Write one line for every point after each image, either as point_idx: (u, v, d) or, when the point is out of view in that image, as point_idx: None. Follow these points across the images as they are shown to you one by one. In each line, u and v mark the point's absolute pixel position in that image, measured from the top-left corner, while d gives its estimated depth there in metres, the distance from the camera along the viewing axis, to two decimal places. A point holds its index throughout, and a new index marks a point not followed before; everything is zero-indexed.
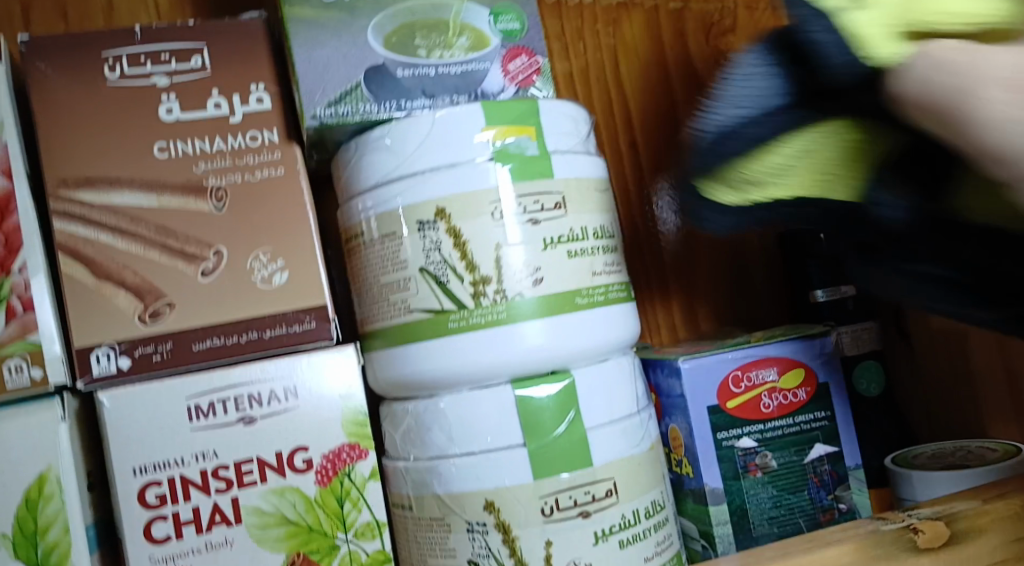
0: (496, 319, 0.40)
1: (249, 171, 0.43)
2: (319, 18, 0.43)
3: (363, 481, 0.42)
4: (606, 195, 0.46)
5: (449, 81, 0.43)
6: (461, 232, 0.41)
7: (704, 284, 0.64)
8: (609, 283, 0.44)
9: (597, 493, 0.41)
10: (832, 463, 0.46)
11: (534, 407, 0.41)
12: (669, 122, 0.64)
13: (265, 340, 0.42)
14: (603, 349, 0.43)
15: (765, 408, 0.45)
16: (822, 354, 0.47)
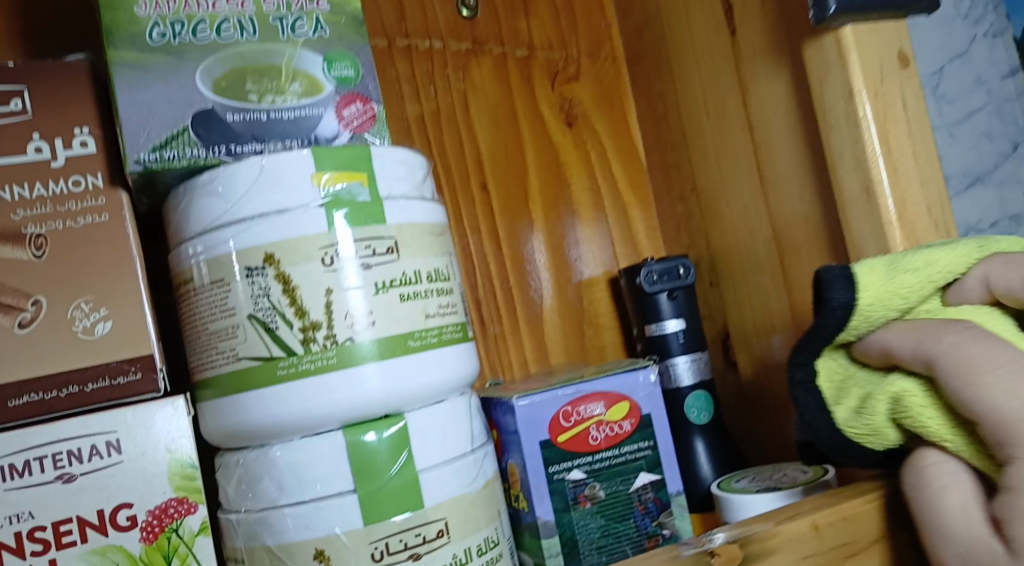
0: (327, 364, 0.41)
1: (72, 217, 0.42)
2: (144, 61, 0.42)
3: (192, 535, 0.41)
4: (439, 239, 0.46)
5: (281, 127, 0.43)
6: (291, 277, 0.41)
7: (556, 322, 0.67)
8: (443, 324, 0.45)
9: (428, 534, 0.42)
10: (655, 492, 0.49)
11: (366, 451, 0.41)
12: (516, 164, 0.67)
13: (86, 393, 0.40)
14: (438, 390, 0.44)
15: (593, 440, 0.49)
16: (646, 386, 0.50)
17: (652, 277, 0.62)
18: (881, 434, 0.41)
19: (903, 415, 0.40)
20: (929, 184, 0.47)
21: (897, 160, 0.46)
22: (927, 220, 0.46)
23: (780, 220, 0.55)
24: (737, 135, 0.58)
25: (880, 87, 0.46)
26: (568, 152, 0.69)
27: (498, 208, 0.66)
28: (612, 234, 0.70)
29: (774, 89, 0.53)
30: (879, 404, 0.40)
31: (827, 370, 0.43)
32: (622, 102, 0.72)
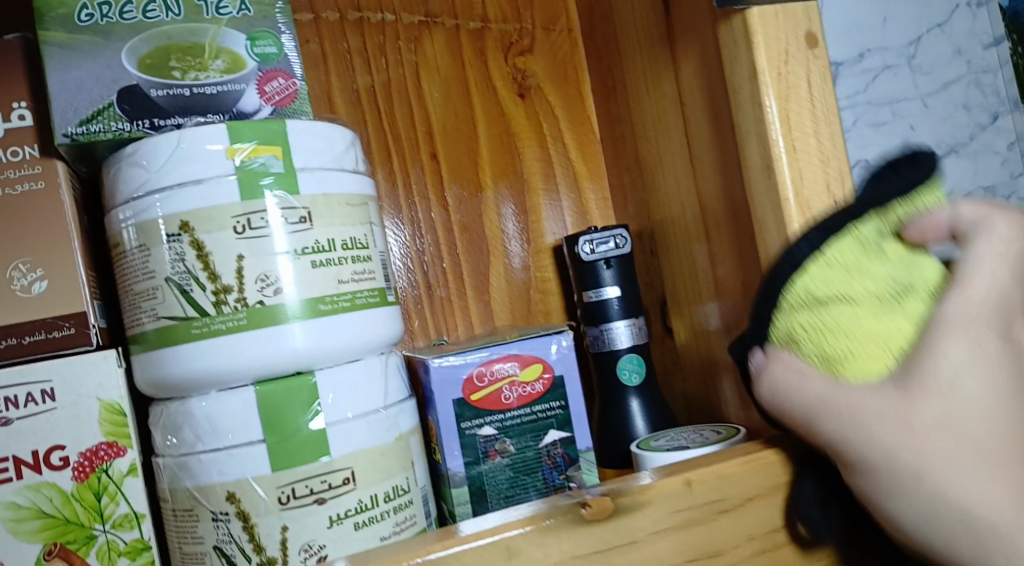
0: (238, 325, 0.44)
1: (10, 184, 0.46)
2: (73, 41, 0.45)
3: (121, 475, 0.46)
4: (360, 208, 0.49)
5: (202, 101, 0.47)
6: (204, 244, 0.44)
7: (503, 286, 0.69)
8: (357, 290, 0.47)
9: (333, 482, 0.45)
10: (565, 447, 0.52)
11: (275, 404, 0.45)
12: (467, 135, 0.69)
13: (25, 345, 0.45)
14: (352, 351, 0.47)
15: (505, 399, 0.51)
16: (560, 351, 0.53)
17: (586, 247, 0.65)
18: (811, 308, 0.39)
19: (843, 313, 0.38)
20: (831, 162, 0.48)
21: (797, 138, 0.47)
22: (827, 197, 0.47)
23: (704, 193, 0.56)
24: (671, 110, 0.59)
25: (783, 69, 0.47)
26: (520, 122, 0.71)
27: (447, 176, 0.68)
28: (563, 205, 0.72)
29: (693, 65, 0.54)
30: (845, 284, 0.38)
31: (842, 247, 0.39)
32: (577, 72, 0.73)
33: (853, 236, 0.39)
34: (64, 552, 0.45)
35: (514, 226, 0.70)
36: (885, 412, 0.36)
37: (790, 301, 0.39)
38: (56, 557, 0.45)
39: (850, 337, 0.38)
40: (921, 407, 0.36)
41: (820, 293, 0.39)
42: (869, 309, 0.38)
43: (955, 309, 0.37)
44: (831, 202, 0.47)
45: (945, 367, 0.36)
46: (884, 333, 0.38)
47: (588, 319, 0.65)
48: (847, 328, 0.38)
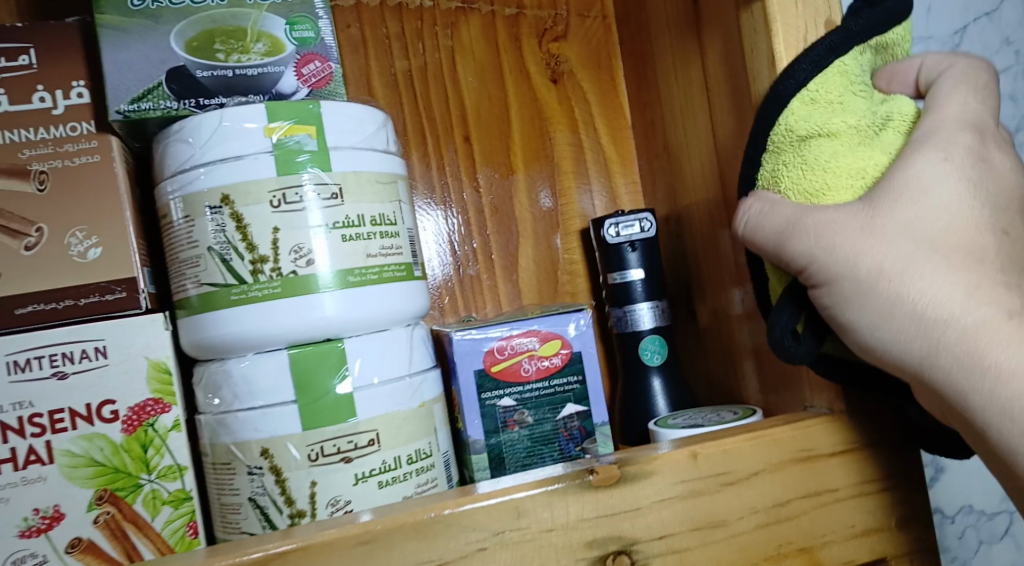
0: (272, 292, 0.47)
1: (69, 157, 0.50)
2: (125, 24, 0.49)
3: (166, 430, 0.50)
4: (389, 186, 0.51)
5: (243, 82, 0.50)
6: (243, 216, 0.47)
7: (531, 266, 0.71)
8: (384, 263, 0.50)
9: (359, 442, 0.48)
10: (581, 421, 0.54)
11: (306, 367, 0.48)
12: (499, 118, 0.71)
13: (80, 306, 0.49)
14: (379, 321, 0.50)
15: (525, 372, 0.53)
16: (578, 327, 0.55)
17: (611, 229, 0.66)
18: (796, 144, 0.43)
19: (822, 143, 0.42)
20: None
21: None
22: None
23: (727, 177, 0.57)
24: (697, 95, 0.59)
25: (801, 56, 0.47)
26: (552, 107, 0.73)
27: (480, 158, 0.70)
28: (592, 189, 0.73)
29: (717, 51, 0.55)
30: (827, 118, 0.42)
31: (826, 82, 0.43)
32: (610, 57, 0.74)
33: (838, 74, 0.43)
34: (114, 499, 0.49)
35: (544, 210, 0.72)
36: (851, 222, 0.40)
37: (777, 137, 0.43)
38: (106, 502, 0.49)
39: (828, 169, 0.42)
40: (885, 222, 0.40)
41: (805, 130, 0.43)
42: (844, 144, 0.43)
43: (921, 136, 0.42)
44: None
45: (913, 183, 0.40)
46: (859, 156, 0.42)
47: (612, 299, 0.67)
48: (829, 157, 0.42)
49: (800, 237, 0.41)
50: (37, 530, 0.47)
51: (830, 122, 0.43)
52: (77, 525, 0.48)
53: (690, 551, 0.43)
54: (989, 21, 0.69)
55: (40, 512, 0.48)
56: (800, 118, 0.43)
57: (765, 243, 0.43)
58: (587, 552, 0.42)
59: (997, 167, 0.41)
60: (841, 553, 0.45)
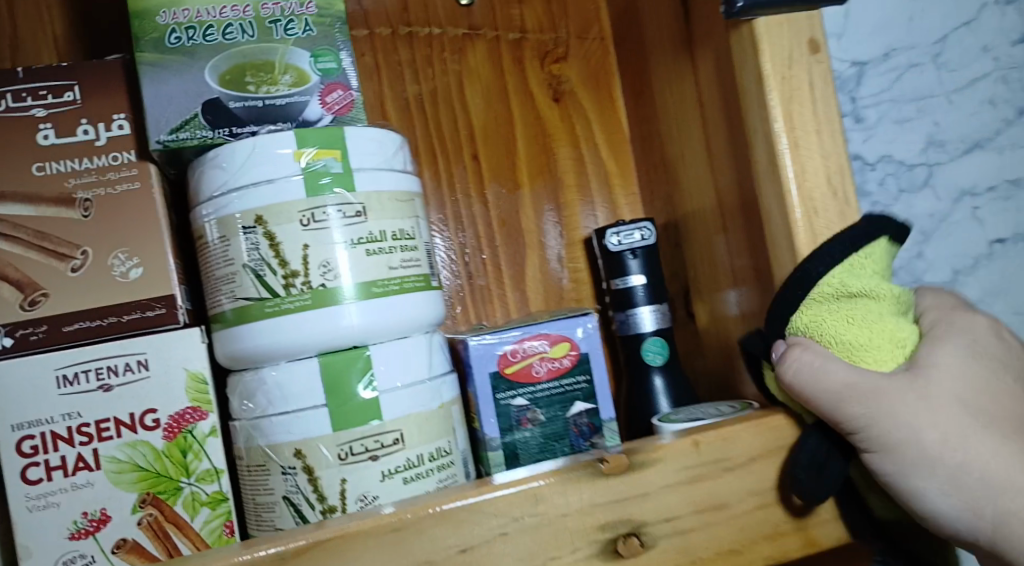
0: (304, 305, 0.51)
1: (110, 185, 0.54)
2: (163, 61, 0.53)
3: (203, 436, 0.54)
4: (407, 203, 0.56)
5: (272, 111, 0.54)
6: (275, 235, 0.51)
7: (538, 275, 0.75)
8: (406, 275, 0.54)
9: (385, 441, 0.52)
10: (589, 418, 0.58)
11: (336, 373, 0.52)
12: (506, 136, 0.76)
13: (124, 323, 0.53)
14: (402, 328, 0.54)
15: (536, 373, 0.57)
16: (585, 330, 0.59)
17: (613, 240, 0.70)
18: (840, 296, 0.48)
19: (863, 300, 0.48)
20: (833, 156, 0.52)
21: (799, 136, 0.51)
22: (825, 187, 0.51)
23: (721, 187, 0.61)
24: (692, 111, 0.64)
25: (787, 73, 0.51)
26: (555, 124, 0.77)
27: (488, 174, 0.75)
28: (595, 201, 0.77)
29: (709, 71, 0.59)
30: (867, 285, 0.49)
31: (866, 254, 0.49)
32: (609, 76, 0.78)
33: (875, 255, 0.49)
34: (156, 501, 0.52)
35: (549, 221, 0.76)
36: (907, 394, 0.45)
37: (826, 288, 0.48)
38: (150, 505, 0.52)
39: (866, 329, 0.48)
40: (934, 394, 0.45)
41: (848, 290, 0.48)
42: (871, 316, 0.48)
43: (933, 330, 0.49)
44: (831, 194, 0.51)
45: (944, 366, 0.47)
46: (891, 327, 0.48)
47: (617, 304, 0.71)
48: (869, 325, 0.48)
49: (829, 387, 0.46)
50: (85, 532, 0.51)
51: (870, 290, 0.48)
52: (123, 526, 0.52)
53: (693, 532, 0.47)
54: (968, 31, 0.84)
55: (88, 515, 0.51)
56: (847, 278, 0.48)
57: (821, 399, 0.46)
58: (599, 534, 0.45)
59: (994, 349, 0.49)
60: (832, 529, 0.49)
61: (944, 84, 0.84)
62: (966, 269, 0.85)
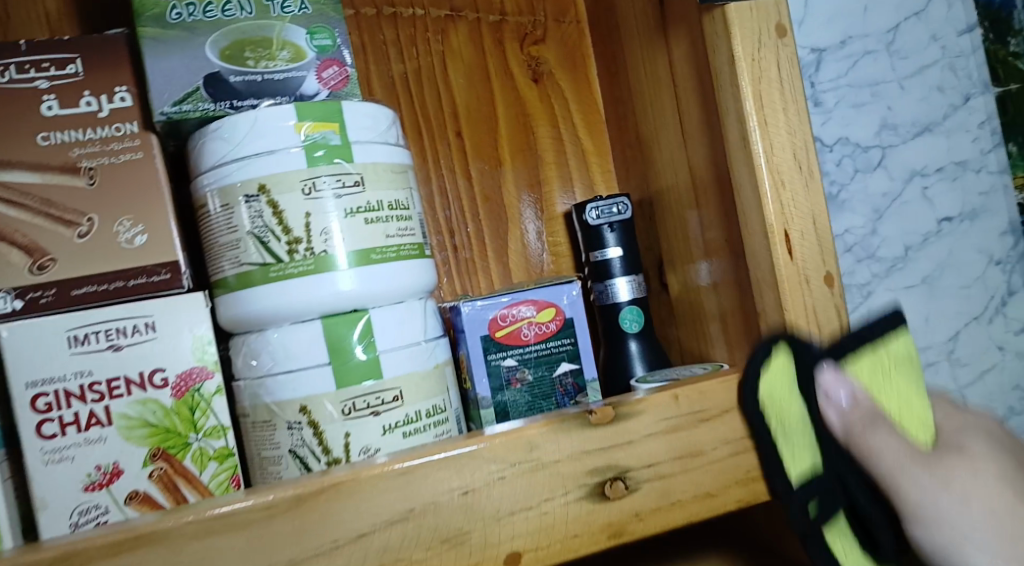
0: (306, 270, 0.54)
1: (115, 155, 0.56)
2: (165, 36, 0.55)
3: (210, 395, 0.56)
4: (401, 175, 0.59)
5: (272, 85, 0.57)
6: (278, 203, 0.54)
7: (520, 248, 0.79)
8: (401, 243, 0.57)
9: (385, 398, 0.55)
10: (574, 378, 0.62)
11: (338, 334, 0.55)
12: (488, 115, 0.79)
13: (129, 288, 0.55)
14: (399, 293, 0.57)
15: (524, 336, 0.61)
16: (570, 296, 0.62)
17: (592, 214, 0.74)
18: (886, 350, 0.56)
19: (901, 366, 0.56)
20: (799, 133, 0.56)
21: (768, 114, 0.55)
22: (792, 161, 0.55)
23: (694, 162, 0.65)
24: (665, 90, 0.68)
25: (755, 55, 0.56)
26: (534, 105, 0.81)
27: (471, 152, 0.78)
28: (573, 178, 0.81)
29: (683, 52, 0.63)
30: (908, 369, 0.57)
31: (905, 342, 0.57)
32: (584, 60, 0.82)
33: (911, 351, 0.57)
34: (166, 456, 0.55)
35: (529, 198, 0.80)
36: (954, 471, 0.52)
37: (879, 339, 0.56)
38: (160, 459, 0.54)
39: (906, 409, 0.55)
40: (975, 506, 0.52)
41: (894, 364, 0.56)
42: (910, 396, 0.55)
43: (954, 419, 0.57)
44: (797, 167, 0.56)
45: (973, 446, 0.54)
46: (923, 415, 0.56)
47: (596, 275, 0.75)
48: (911, 402, 0.55)
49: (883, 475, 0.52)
50: (99, 484, 0.53)
51: (909, 372, 0.56)
52: (134, 480, 0.54)
53: (674, 477, 0.51)
54: (918, 20, 0.92)
55: (102, 468, 0.53)
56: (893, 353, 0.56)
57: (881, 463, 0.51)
58: (588, 478, 0.49)
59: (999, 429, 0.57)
60: None
61: (895, 70, 0.91)
62: (917, 245, 0.91)
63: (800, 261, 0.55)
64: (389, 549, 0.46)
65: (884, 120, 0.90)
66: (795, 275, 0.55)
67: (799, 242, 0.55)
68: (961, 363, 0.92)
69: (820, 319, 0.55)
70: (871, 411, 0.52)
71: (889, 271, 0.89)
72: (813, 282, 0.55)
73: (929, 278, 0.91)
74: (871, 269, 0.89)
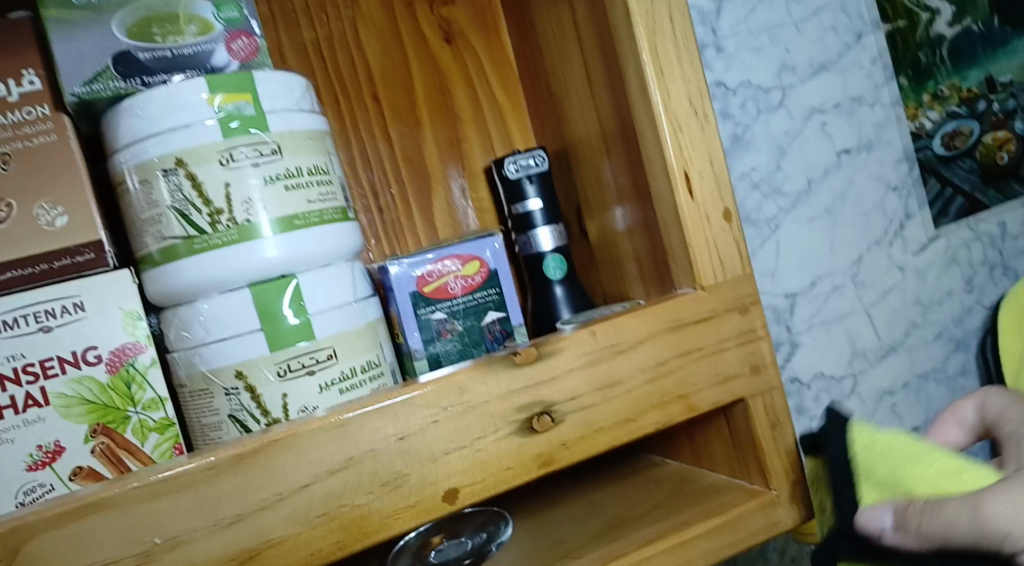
0: (231, 239, 0.55)
1: (28, 139, 0.56)
2: (72, 17, 0.55)
3: (145, 368, 0.58)
4: (319, 141, 0.60)
5: (183, 61, 0.57)
6: (197, 175, 0.55)
7: (444, 206, 0.81)
8: (323, 208, 0.59)
9: (319, 357, 0.57)
10: (501, 324, 0.65)
11: (268, 299, 0.57)
12: (404, 78, 0.80)
13: (54, 269, 0.56)
14: (326, 255, 0.59)
15: (451, 290, 0.64)
16: (492, 248, 0.65)
17: (512, 170, 0.77)
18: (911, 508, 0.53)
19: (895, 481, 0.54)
20: (693, 79, 0.60)
21: (663, 64, 0.59)
22: (688, 108, 0.59)
23: (602, 113, 0.69)
24: (571, 45, 0.70)
25: (649, 9, 0.59)
26: (449, 65, 0.82)
27: (390, 116, 0.80)
28: (493, 136, 0.84)
29: (584, 8, 0.66)
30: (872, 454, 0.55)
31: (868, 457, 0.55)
32: (494, 17, 0.84)
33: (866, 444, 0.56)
34: (107, 430, 0.56)
35: (452, 157, 0.82)
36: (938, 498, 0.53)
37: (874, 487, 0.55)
38: (101, 434, 0.56)
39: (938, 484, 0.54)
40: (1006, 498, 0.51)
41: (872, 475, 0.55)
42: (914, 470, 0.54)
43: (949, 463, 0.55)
44: (692, 112, 0.59)
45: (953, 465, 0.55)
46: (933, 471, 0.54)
47: (519, 227, 0.78)
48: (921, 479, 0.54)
49: (959, 536, 0.49)
50: (42, 463, 0.55)
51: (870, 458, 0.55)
52: (77, 456, 0.56)
53: (595, 406, 0.55)
54: None
55: (43, 447, 0.55)
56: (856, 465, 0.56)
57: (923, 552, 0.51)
58: (517, 414, 0.53)
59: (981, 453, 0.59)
60: (709, 395, 0.59)
61: (790, 13, 0.97)
62: (819, 177, 0.98)
63: (700, 201, 0.59)
64: (333, 496, 0.49)
65: (782, 62, 0.96)
66: (695, 214, 0.59)
67: (698, 183, 0.59)
68: (865, 286, 0.99)
69: (721, 252, 0.60)
70: (916, 505, 0.52)
71: (793, 205, 0.96)
72: (712, 219, 0.60)
73: (831, 208, 0.98)
74: (776, 203, 0.95)
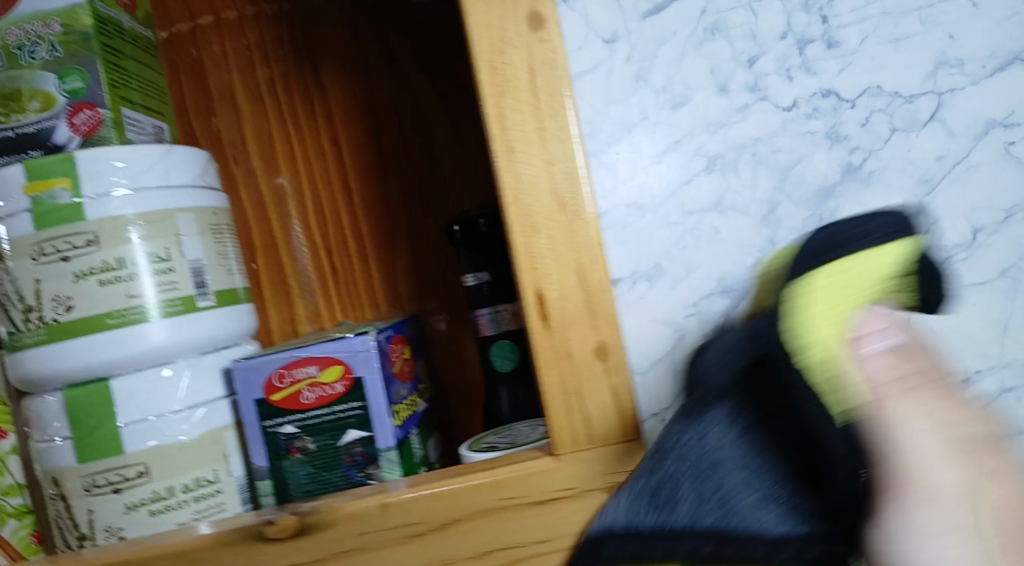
0: (41, 339, 0.51)
1: None
2: None
3: (5, 453, 0.56)
4: (168, 222, 0.53)
5: (21, 140, 0.53)
6: (13, 270, 0.51)
7: (410, 265, 0.69)
8: (151, 301, 0.51)
9: (127, 474, 0.51)
10: (364, 447, 0.53)
11: (81, 405, 0.52)
12: (369, 117, 0.69)
13: None
14: (151, 357, 0.52)
15: (305, 399, 0.53)
16: (361, 353, 0.52)
17: (456, 230, 0.62)
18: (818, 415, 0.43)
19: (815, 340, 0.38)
20: (560, 161, 0.42)
21: (514, 139, 0.41)
22: (550, 200, 0.41)
23: None
24: None
25: (497, 62, 0.42)
26: (427, 99, 0.69)
27: (351, 162, 0.69)
28: (474, 182, 0.69)
29: None
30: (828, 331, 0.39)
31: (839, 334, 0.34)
32: None
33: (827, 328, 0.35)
34: None
35: (426, 208, 0.69)
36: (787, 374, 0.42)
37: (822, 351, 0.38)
38: None
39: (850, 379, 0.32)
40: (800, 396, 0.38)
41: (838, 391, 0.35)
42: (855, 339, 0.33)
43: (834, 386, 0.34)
44: (556, 205, 0.41)
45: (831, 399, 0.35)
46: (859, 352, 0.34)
47: (474, 303, 0.63)
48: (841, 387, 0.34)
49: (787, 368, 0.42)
50: None
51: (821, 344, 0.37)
52: None
53: None
54: None
55: None
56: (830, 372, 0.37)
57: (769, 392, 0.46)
58: None
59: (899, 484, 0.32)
60: None
61: None
62: None
63: (561, 334, 0.42)
64: None
65: None
66: (551, 351, 0.42)
67: (559, 310, 0.42)
68: None
69: (587, 407, 0.42)
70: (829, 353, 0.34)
71: None
72: (576, 358, 0.42)
73: None
74: None
